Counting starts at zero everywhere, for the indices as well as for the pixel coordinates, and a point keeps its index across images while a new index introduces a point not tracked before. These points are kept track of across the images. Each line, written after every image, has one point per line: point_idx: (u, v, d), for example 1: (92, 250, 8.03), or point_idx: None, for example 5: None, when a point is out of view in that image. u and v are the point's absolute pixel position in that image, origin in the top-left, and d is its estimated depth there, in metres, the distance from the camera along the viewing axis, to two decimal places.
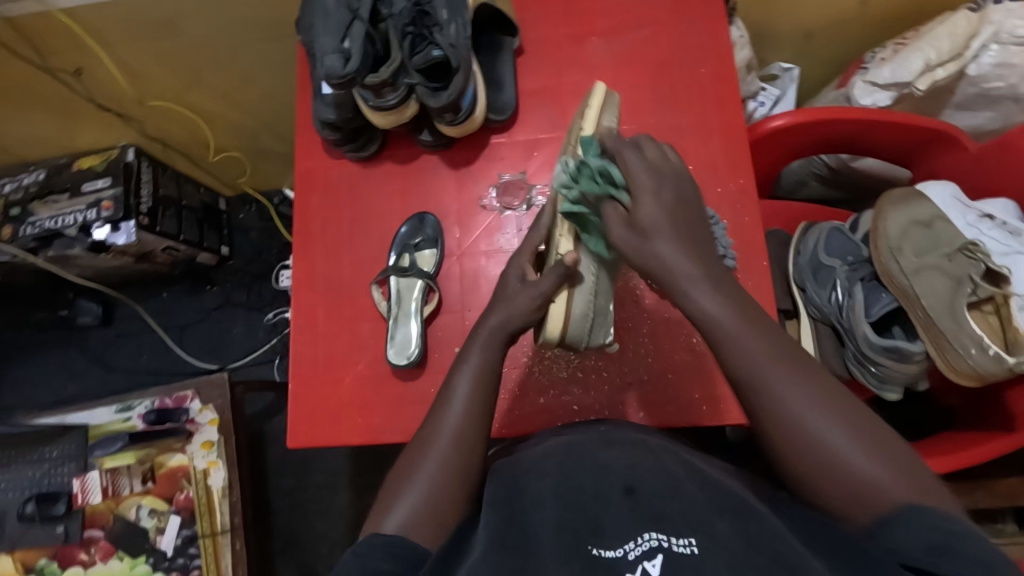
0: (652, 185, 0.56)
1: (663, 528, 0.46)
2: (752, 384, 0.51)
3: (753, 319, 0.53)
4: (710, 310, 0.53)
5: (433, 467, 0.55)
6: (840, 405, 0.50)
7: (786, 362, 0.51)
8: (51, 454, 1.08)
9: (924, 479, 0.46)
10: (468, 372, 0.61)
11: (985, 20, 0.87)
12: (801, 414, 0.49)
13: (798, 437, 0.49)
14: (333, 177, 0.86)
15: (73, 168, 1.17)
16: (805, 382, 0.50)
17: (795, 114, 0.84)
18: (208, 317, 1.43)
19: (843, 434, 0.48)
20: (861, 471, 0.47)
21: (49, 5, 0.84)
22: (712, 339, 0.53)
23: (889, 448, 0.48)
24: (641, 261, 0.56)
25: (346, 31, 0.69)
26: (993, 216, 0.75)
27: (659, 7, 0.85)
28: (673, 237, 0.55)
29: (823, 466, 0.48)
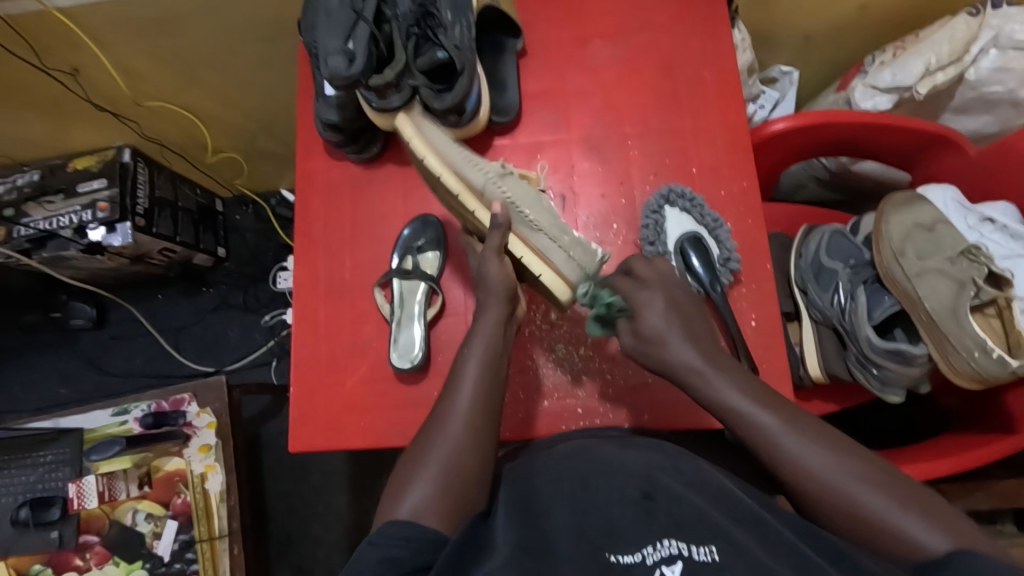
0: (659, 295, 0.61)
1: (683, 534, 0.47)
2: (766, 450, 0.53)
3: (769, 402, 0.55)
4: (728, 401, 0.56)
5: (444, 454, 0.56)
6: (862, 463, 0.51)
7: (815, 438, 0.52)
8: (46, 457, 1.07)
9: (961, 523, 0.47)
10: (483, 357, 0.62)
11: (984, 25, 0.87)
12: (831, 480, 0.50)
13: (835, 501, 0.50)
14: (334, 179, 0.85)
15: (68, 168, 1.16)
16: (822, 449, 0.52)
17: (797, 117, 0.84)
18: (205, 318, 1.42)
19: (872, 490, 0.49)
20: (905, 525, 0.47)
21: (47, 4, 0.83)
22: (724, 410, 0.56)
23: (918, 496, 0.49)
24: (656, 361, 0.60)
25: (350, 31, 0.69)
26: (993, 220, 0.75)
27: (662, 10, 0.85)
28: (686, 337, 0.59)
29: (864, 524, 0.48)
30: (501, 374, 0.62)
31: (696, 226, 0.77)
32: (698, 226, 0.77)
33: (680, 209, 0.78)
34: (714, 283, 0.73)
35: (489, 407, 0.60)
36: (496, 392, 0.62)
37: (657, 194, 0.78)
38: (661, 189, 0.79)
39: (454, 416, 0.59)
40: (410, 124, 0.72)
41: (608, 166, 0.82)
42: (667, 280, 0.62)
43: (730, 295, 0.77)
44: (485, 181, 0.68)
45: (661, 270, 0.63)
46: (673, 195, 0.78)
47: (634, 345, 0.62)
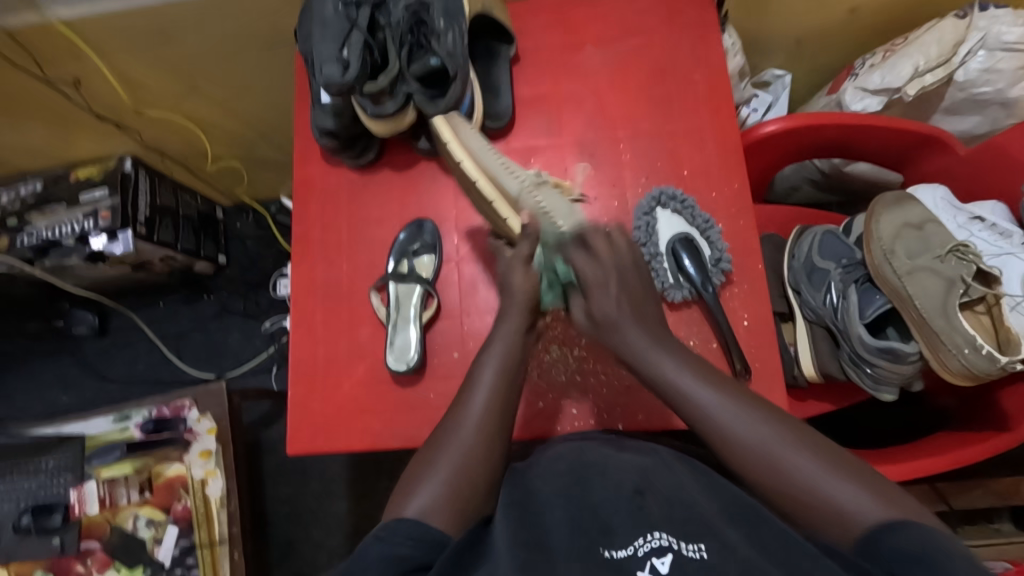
0: (610, 273, 0.62)
1: (675, 530, 0.47)
2: (701, 421, 0.56)
3: (706, 373, 0.59)
4: (672, 376, 0.59)
5: (457, 458, 0.57)
6: (795, 432, 0.53)
7: (752, 410, 0.55)
8: (48, 464, 1.08)
9: (890, 489, 0.49)
10: (492, 365, 0.63)
11: (972, 26, 0.88)
12: (760, 444, 0.53)
13: (766, 465, 0.52)
14: (331, 184, 0.86)
15: (70, 178, 1.18)
16: (758, 419, 0.54)
17: (787, 119, 0.85)
18: (205, 325, 1.43)
19: (801, 456, 0.51)
20: (831, 494, 0.49)
21: (50, 16, 0.85)
22: (664, 383, 0.59)
23: (850, 466, 0.51)
24: (607, 340, 0.63)
25: (345, 39, 0.70)
26: (982, 218, 0.76)
27: (653, 15, 0.86)
28: (635, 323, 0.62)
29: (792, 488, 0.51)
30: (513, 381, 0.63)
31: (687, 227, 0.78)
32: (689, 228, 0.78)
33: (671, 211, 0.78)
34: (705, 283, 0.74)
35: (505, 415, 0.61)
36: (511, 402, 0.62)
37: (649, 196, 0.79)
38: (652, 191, 0.80)
39: (466, 421, 0.60)
40: (446, 126, 0.72)
41: (601, 169, 0.83)
42: (621, 261, 0.63)
43: (723, 295, 0.77)
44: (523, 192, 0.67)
45: (615, 245, 0.64)
46: (664, 197, 0.79)
47: (586, 318, 0.64)
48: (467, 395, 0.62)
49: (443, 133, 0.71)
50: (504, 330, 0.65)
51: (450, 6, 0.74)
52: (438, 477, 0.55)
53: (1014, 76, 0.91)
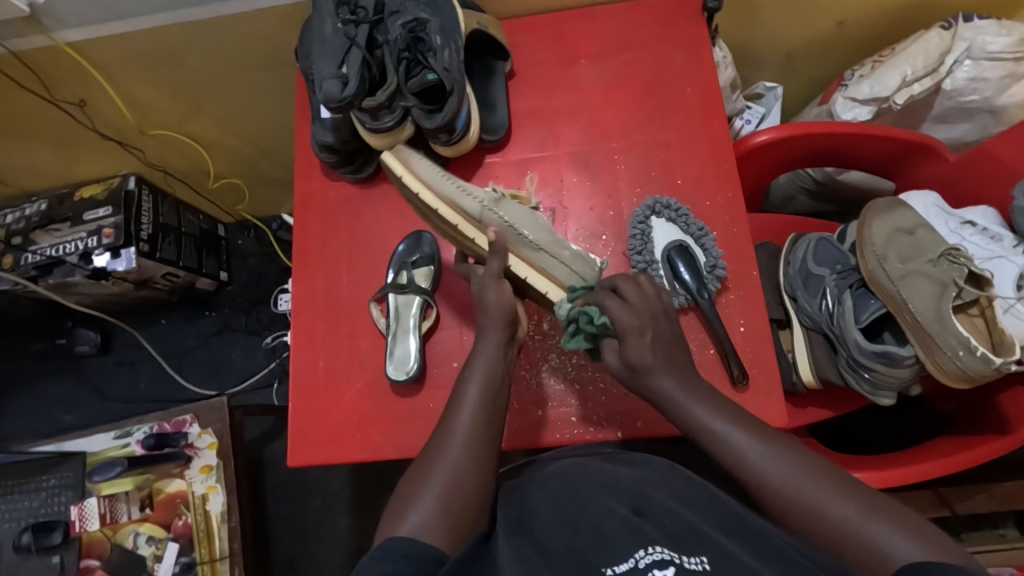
0: (644, 321, 0.59)
1: (674, 545, 0.48)
2: (733, 467, 0.54)
3: (740, 418, 0.57)
4: (708, 423, 0.56)
5: (444, 476, 0.57)
6: (834, 476, 0.51)
7: (787, 454, 0.53)
8: (49, 482, 1.08)
9: (932, 532, 0.47)
10: (478, 377, 0.63)
11: (958, 36, 0.90)
12: (794, 487, 0.51)
13: (803, 508, 0.50)
14: (331, 199, 0.88)
15: (74, 198, 1.20)
16: (790, 461, 0.52)
17: (779, 128, 0.87)
18: (207, 342, 1.43)
19: (842, 500, 0.49)
20: (877, 538, 0.47)
21: (57, 40, 0.87)
22: (703, 432, 0.56)
23: (893, 509, 0.48)
24: (640, 388, 0.60)
25: (344, 57, 0.72)
26: (973, 222, 0.77)
27: (644, 30, 0.88)
28: (668, 368, 0.59)
29: (832, 532, 0.48)
30: (497, 392, 0.63)
31: (682, 235, 0.79)
32: (684, 235, 0.79)
33: (666, 219, 0.80)
34: (701, 289, 0.75)
35: (488, 428, 0.61)
36: (496, 412, 0.62)
37: (644, 205, 0.81)
38: (647, 201, 0.81)
39: (455, 438, 0.59)
40: (396, 160, 0.77)
41: (597, 180, 0.84)
42: (651, 306, 0.60)
43: (719, 302, 0.78)
44: (485, 210, 0.73)
45: (644, 291, 0.61)
46: (659, 206, 0.80)
47: (619, 363, 0.61)
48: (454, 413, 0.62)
49: (395, 169, 0.76)
50: (486, 344, 0.66)
51: (446, 23, 0.75)
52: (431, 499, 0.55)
53: (1001, 84, 0.93)
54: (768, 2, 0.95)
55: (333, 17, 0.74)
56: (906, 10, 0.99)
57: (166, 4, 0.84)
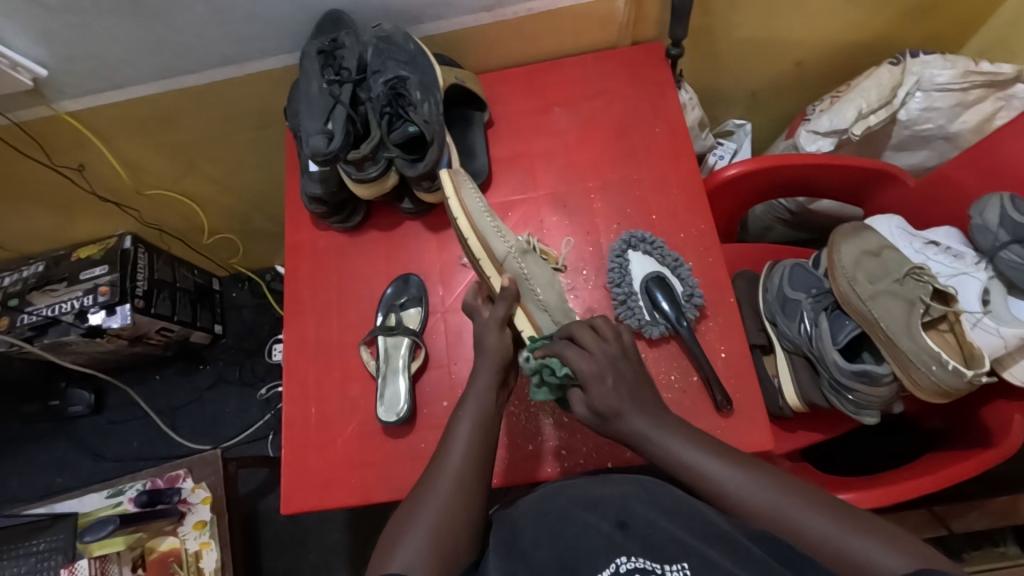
0: (603, 373, 0.64)
1: (653, 555, 0.50)
2: (690, 479, 0.59)
3: (702, 442, 0.60)
4: (670, 448, 0.60)
5: (440, 504, 0.58)
6: (799, 490, 0.55)
7: (760, 477, 0.56)
8: (37, 547, 1.03)
9: (872, 522, 0.51)
10: (469, 418, 0.66)
11: (907, 71, 0.96)
12: (749, 493, 0.55)
13: (774, 523, 0.53)
14: (321, 248, 0.91)
15: (71, 259, 1.23)
16: (772, 486, 0.55)
17: (747, 162, 0.91)
18: (201, 396, 1.44)
19: (785, 497, 0.54)
20: (848, 544, 0.50)
21: (58, 109, 0.92)
22: (643, 440, 0.62)
23: (858, 516, 0.52)
24: (615, 436, 0.64)
25: (330, 113, 0.77)
26: (936, 243, 0.81)
27: (613, 77, 0.94)
28: (638, 410, 0.63)
29: (810, 548, 0.51)
30: (489, 435, 0.66)
31: (659, 267, 0.82)
32: (660, 267, 0.82)
33: (642, 252, 0.83)
34: (680, 317, 0.77)
35: (481, 464, 0.63)
36: (487, 452, 0.64)
37: (620, 240, 0.84)
38: (623, 236, 0.84)
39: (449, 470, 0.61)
40: (451, 182, 0.77)
41: (575, 218, 0.88)
42: (609, 351, 0.66)
43: (699, 329, 0.81)
44: (512, 256, 0.75)
45: (608, 343, 0.66)
46: (635, 240, 0.83)
47: (587, 414, 0.65)
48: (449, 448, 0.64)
49: (446, 186, 0.76)
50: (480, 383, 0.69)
51: (426, 79, 0.80)
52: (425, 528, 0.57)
53: (952, 112, 0.98)
54: (728, 47, 1.02)
55: (319, 77, 0.79)
56: (857, 48, 1.06)
57: (162, 73, 0.89)
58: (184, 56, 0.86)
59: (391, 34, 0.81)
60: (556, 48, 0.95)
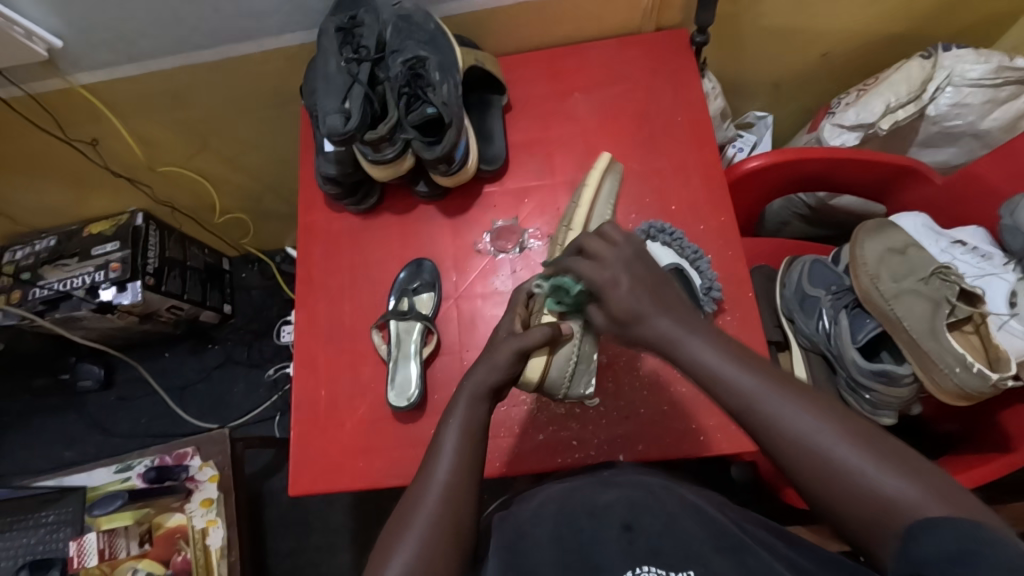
0: (620, 269, 0.58)
1: (661, 561, 0.51)
2: (746, 411, 0.52)
3: (744, 360, 0.54)
4: (704, 359, 0.54)
5: (436, 505, 0.55)
6: (846, 419, 0.49)
7: (802, 402, 0.50)
8: (48, 518, 1.06)
9: (950, 487, 0.44)
10: (456, 428, 0.59)
11: (937, 65, 0.94)
12: (811, 443, 0.48)
13: (802, 461, 0.48)
14: (334, 230, 0.90)
15: (83, 234, 1.23)
16: (843, 435, 0.48)
17: (769, 154, 0.89)
18: (209, 375, 1.44)
19: (851, 450, 0.47)
20: (882, 484, 0.45)
21: (73, 82, 0.91)
22: (704, 371, 0.54)
23: (909, 459, 0.46)
24: (629, 337, 0.58)
25: (347, 93, 0.76)
26: (964, 242, 0.78)
27: (635, 64, 0.92)
28: (662, 312, 0.56)
29: (843, 489, 0.47)
30: (480, 445, 0.59)
31: (678, 258, 0.79)
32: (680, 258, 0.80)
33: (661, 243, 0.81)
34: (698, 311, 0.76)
35: (472, 474, 0.57)
36: (479, 463, 0.58)
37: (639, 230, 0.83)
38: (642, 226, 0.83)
39: (444, 460, 0.57)
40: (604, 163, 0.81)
41: None
42: (621, 254, 0.59)
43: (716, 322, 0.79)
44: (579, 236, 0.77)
45: (614, 242, 0.60)
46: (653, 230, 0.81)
47: (608, 325, 0.59)
48: (440, 440, 0.59)
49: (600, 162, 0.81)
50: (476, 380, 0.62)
51: (445, 61, 0.78)
52: (417, 529, 0.53)
53: (983, 109, 0.96)
54: (753, 36, 0.99)
55: (337, 56, 0.78)
56: (886, 40, 1.03)
57: (178, 47, 0.88)
58: (200, 30, 0.85)
59: (411, 14, 0.80)
60: (578, 32, 0.93)
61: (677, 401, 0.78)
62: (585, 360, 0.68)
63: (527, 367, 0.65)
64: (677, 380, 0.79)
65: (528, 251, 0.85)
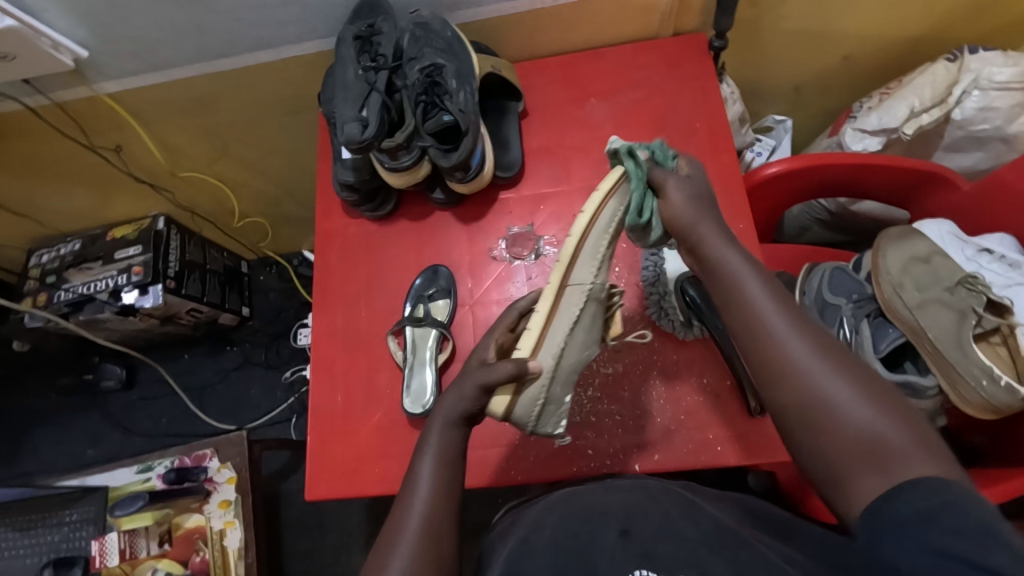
0: (697, 193, 0.64)
1: (653, 563, 0.52)
2: (754, 321, 0.57)
3: (776, 291, 0.58)
4: (734, 277, 0.60)
5: (416, 535, 0.55)
6: (849, 363, 0.53)
7: (817, 337, 0.55)
8: (71, 517, 1.09)
9: (931, 440, 0.48)
10: (431, 454, 0.61)
11: (964, 68, 0.92)
12: (808, 366, 0.53)
13: (797, 385, 0.53)
14: (351, 235, 0.91)
15: (107, 238, 1.25)
16: (840, 372, 0.52)
17: (790, 160, 0.88)
18: (228, 376, 1.46)
19: (841, 383, 0.52)
20: (864, 421, 0.49)
21: (98, 90, 0.93)
22: (732, 289, 0.60)
23: (901, 412, 0.50)
24: (685, 224, 0.63)
25: (364, 101, 0.77)
26: (990, 250, 0.77)
27: (653, 69, 0.91)
28: (718, 225, 0.62)
29: (827, 413, 0.51)
30: (457, 471, 0.61)
31: None
32: None
33: None
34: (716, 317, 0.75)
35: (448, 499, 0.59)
36: (457, 486, 0.60)
37: None
38: None
39: (422, 488, 0.59)
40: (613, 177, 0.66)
41: None
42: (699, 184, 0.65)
43: None
44: (580, 287, 0.66)
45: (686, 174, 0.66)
46: None
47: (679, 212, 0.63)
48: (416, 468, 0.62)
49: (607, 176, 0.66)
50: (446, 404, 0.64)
51: (462, 68, 0.78)
52: (407, 541, 0.55)
53: (1012, 112, 0.93)
54: (773, 40, 0.98)
55: (354, 64, 0.78)
56: (911, 42, 1.01)
57: (199, 56, 0.89)
58: (220, 39, 0.86)
59: (428, 21, 0.80)
60: (596, 38, 0.93)
61: (695, 411, 0.77)
62: (555, 403, 0.66)
63: (492, 402, 0.63)
64: (694, 390, 0.78)
65: (543, 258, 0.85)
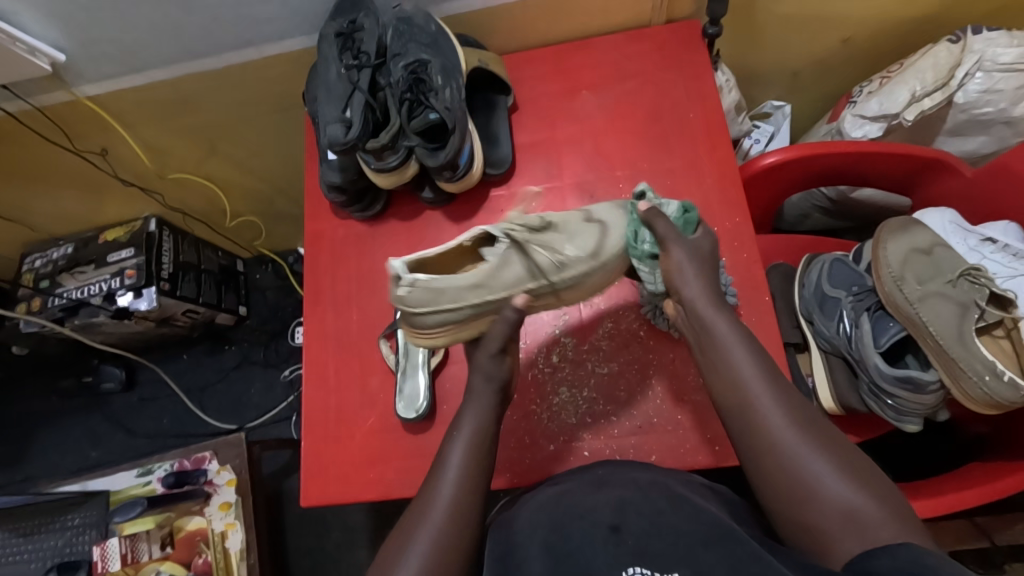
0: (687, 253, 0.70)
1: (646, 562, 0.51)
2: (737, 402, 0.61)
3: (762, 366, 0.63)
4: (727, 350, 0.64)
5: (433, 532, 0.58)
6: (827, 442, 0.57)
7: (796, 416, 0.59)
8: (74, 521, 1.09)
9: (903, 508, 0.52)
10: (464, 440, 0.65)
11: (967, 49, 0.88)
12: (791, 448, 0.57)
13: (777, 463, 0.57)
14: (341, 237, 0.89)
15: (99, 240, 1.24)
16: (818, 447, 0.57)
17: (787, 149, 0.86)
18: (227, 376, 1.46)
19: (821, 460, 0.56)
20: (844, 495, 0.53)
21: (78, 94, 0.91)
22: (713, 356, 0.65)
23: (873, 482, 0.54)
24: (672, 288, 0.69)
25: (348, 100, 0.75)
26: (993, 239, 0.75)
27: (646, 59, 0.88)
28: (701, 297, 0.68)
29: (808, 489, 0.54)
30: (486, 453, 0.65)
31: None
32: None
33: None
34: None
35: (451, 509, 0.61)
36: (484, 469, 0.64)
37: None
38: None
39: (451, 472, 0.62)
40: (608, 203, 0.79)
41: None
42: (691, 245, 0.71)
43: None
44: None
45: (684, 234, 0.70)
46: None
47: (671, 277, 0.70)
48: (448, 451, 0.65)
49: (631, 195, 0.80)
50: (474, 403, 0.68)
51: (447, 64, 0.76)
52: (427, 534, 0.58)
53: (1016, 95, 0.90)
54: (770, 24, 0.95)
55: (337, 62, 0.76)
56: (913, 23, 0.98)
57: (179, 56, 0.87)
58: (200, 38, 0.84)
59: (412, 16, 0.78)
60: (585, 28, 0.90)
61: (690, 412, 0.76)
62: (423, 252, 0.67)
63: None
64: (692, 390, 0.77)
65: None
